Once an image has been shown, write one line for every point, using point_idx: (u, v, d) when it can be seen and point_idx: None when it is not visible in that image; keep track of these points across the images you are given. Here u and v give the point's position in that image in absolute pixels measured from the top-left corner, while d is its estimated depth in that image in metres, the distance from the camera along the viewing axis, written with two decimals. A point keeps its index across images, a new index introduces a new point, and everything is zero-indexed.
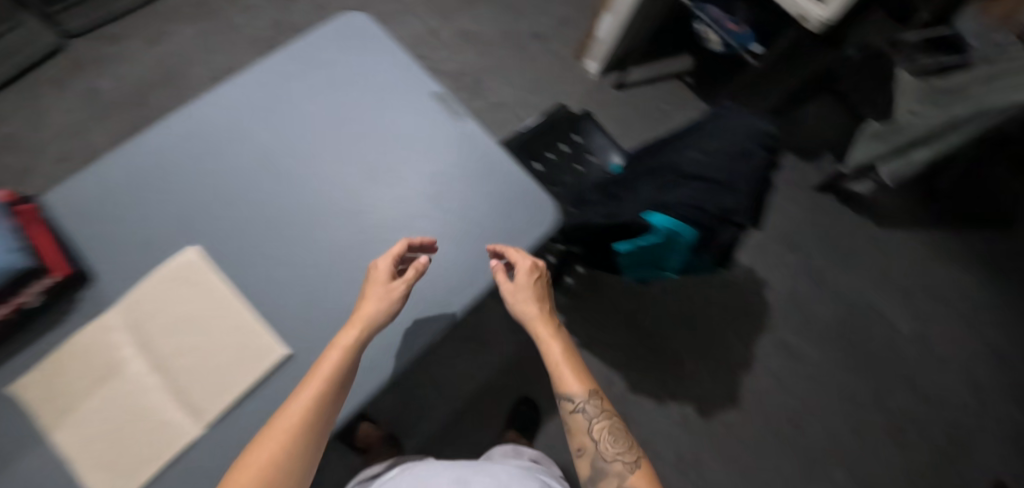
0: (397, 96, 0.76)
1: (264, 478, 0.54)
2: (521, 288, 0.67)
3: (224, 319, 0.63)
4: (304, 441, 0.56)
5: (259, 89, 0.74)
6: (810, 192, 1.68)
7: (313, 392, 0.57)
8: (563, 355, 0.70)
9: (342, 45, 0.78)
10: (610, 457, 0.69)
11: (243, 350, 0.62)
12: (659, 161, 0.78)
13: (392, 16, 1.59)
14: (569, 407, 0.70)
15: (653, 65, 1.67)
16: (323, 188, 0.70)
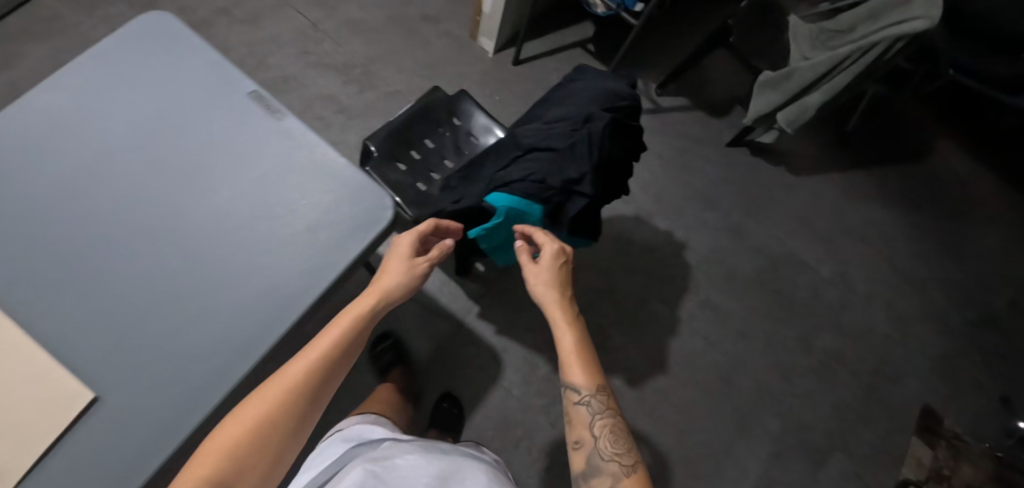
0: (214, 100, 0.72)
1: (259, 428, 0.56)
2: (544, 272, 0.69)
3: (17, 371, 0.56)
4: (302, 398, 0.59)
5: (51, 106, 0.67)
6: (723, 148, 1.67)
7: (329, 346, 0.62)
8: (575, 345, 0.66)
9: (145, 47, 0.72)
10: (608, 456, 0.63)
11: (41, 402, 0.56)
12: (507, 140, 0.76)
13: (270, 11, 1.49)
14: (574, 399, 0.65)
15: (552, 35, 1.61)
16: (136, 207, 0.65)
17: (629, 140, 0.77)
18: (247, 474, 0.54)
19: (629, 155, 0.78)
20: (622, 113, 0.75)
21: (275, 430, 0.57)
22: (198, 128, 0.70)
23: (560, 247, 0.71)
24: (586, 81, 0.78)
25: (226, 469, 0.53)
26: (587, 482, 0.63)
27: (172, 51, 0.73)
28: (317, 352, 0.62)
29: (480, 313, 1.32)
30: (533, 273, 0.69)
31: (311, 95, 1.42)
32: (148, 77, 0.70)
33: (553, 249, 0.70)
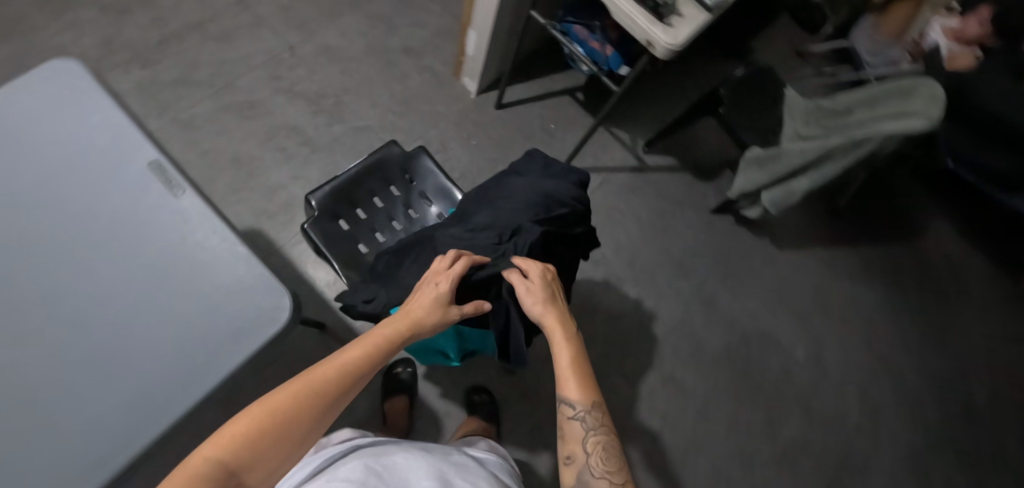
0: (110, 167, 0.67)
1: (276, 423, 0.52)
2: (530, 286, 0.66)
3: None
4: (324, 404, 0.56)
5: None
6: (707, 214, 1.60)
7: (358, 355, 0.60)
8: (569, 361, 0.64)
9: (46, 102, 0.67)
10: (598, 474, 0.60)
11: None
12: (431, 247, 0.76)
13: (244, 30, 1.43)
14: (566, 412, 0.63)
15: (540, 81, 1.55)
16: (23, 277, 0.61)
17: (567, 249, 0.78)
18: (256, 466, 0.51)
19: (570, 262, 0.79)
20: (557, 222, 0.75)
21: (294, 428, 0.53)
22: (89, 197, 0.66)
23: (544, 267, 0.69)
24: (529, 178, 0.79)
25: (240, 454, 0.50)
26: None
27: (72, 108, 0.68)
28: (346, 359, 0.59)
29: (425, 374, 1.26)
30: (517, 282, 0.66)
31: (275, 124, 1.36)
32: (41, 137, 0.66)
33: (537, 268, 0.68)
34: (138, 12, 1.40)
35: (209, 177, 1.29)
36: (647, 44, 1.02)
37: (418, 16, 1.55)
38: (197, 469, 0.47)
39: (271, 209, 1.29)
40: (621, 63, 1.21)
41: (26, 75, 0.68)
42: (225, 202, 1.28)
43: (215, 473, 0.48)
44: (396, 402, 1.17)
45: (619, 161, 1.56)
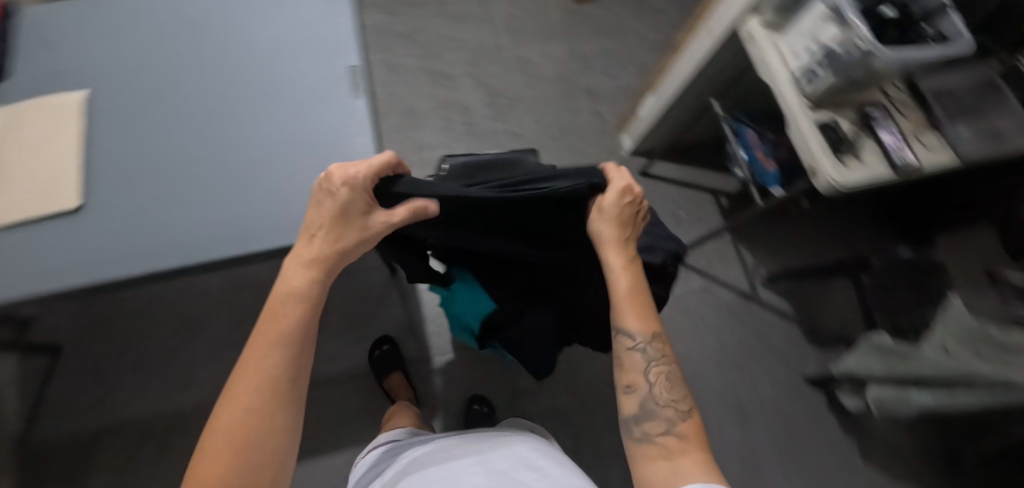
0: (322, 56, 0.84)
1: (239, 441, 0.56)
2: (603, 204, 0.70)
3: (56, 156, 0.74)
4: (275, 400, 0.59)
5: (227, 7, 0.86)
6: (796, 379, 1.43)
7: (285, 342, 0.61)
8: (628, 292, 0.68)
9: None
10: (662, 402, 0.65)
11: (46, 190, 0.72)
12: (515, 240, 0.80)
13: (472, 19, 1.65)
14: (626, 343, 0.68)
15: (692, 170, 1.55)
16: (221, 101, 0.81)
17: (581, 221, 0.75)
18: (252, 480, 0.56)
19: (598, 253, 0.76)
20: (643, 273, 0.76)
21: (261, 435, 0.57)
22: (289, 66, 0.83)
23: (626, 184, 0.71)
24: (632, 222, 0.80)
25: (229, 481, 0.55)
26: (637, 426, 0.65)
27: (324, 7, 0.87)
28: (269, 371, 0.60)
29: (449, 360, 1.28)
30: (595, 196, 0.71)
31: (451, 97, 1.53)
32: (288, 14, 0.87)
33: (620, 184, 0.71)
34: None
35: (382, 113, 1.49)
36: (809, 169, 0.95)
37: (615, 71, 1.68)
38: None
39: (410, 159, 1.45)
40: (777, 182, 1.14)
41: None
42: (382, 137, 1.47)
43: None
44: (394, 378, 1.20)
45: (730, 278, 1.48)
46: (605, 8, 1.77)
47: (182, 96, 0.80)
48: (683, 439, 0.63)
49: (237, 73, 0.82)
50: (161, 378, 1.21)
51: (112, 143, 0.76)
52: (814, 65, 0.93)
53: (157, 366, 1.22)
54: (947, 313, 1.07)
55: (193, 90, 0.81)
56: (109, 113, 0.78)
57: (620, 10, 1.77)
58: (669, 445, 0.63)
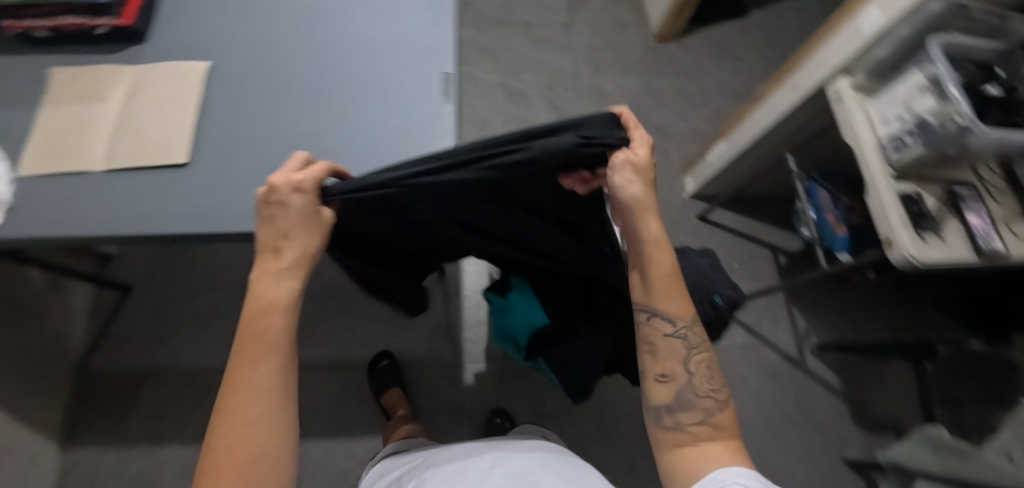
0: (421, 57, 0.86)
1: (241, 460, 0.54)
2: (622, 166, 0.60)
3: (167, 114, 0.77)
4: (270, 415, 0.56)
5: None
6: (837, 460, 1.33)
7: (269, 355, 0.58)
8: (668, 268, 0.66)
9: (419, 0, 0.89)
10: (700, 393, 0.67)
11: (155, 144, 0.75)
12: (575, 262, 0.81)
13: (555, 45, 1.69)
14: (666, 330, 0.68)
15: (753, 223, 1.51)
16: (320, 84, 0.82)
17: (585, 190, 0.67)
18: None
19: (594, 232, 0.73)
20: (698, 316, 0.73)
21: (262, 452, 0.55)
22: (390, 66, 0.84)
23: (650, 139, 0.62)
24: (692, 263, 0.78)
25: None
26: (671, 415, 0.67)
27: (430, 11, 0.89)
28: (262, 382, 0.57)
29: (479, 370, 1.29)
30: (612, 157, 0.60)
31: (523, 115, 1.57)
32: (404, 20, 0.88)
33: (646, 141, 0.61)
34: None
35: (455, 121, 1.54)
36: (886, 240, 0.90)
37: (688, 113, 1.67)
38: None
39: None
40: (846, 248, 1.10)
41: None
42: None
43: None
44: (394, 394, 1.20)
45: (778, 339, 1.42)
46: (687, 50, 1.77)
47: (285, 75, 0.83)
48: (716, 428, 0.66)
49: (335, 65, 0.84)
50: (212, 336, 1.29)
51: (213, 111, 0.78)
52: (902, 133, 0.90)
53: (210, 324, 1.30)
54: (1017, 416, 1.04)
55: (296, 71, 0.83)
56: (218, 82, 0.81)
57: (702, 55, 1.78)
58: (700, 434, 0.66)
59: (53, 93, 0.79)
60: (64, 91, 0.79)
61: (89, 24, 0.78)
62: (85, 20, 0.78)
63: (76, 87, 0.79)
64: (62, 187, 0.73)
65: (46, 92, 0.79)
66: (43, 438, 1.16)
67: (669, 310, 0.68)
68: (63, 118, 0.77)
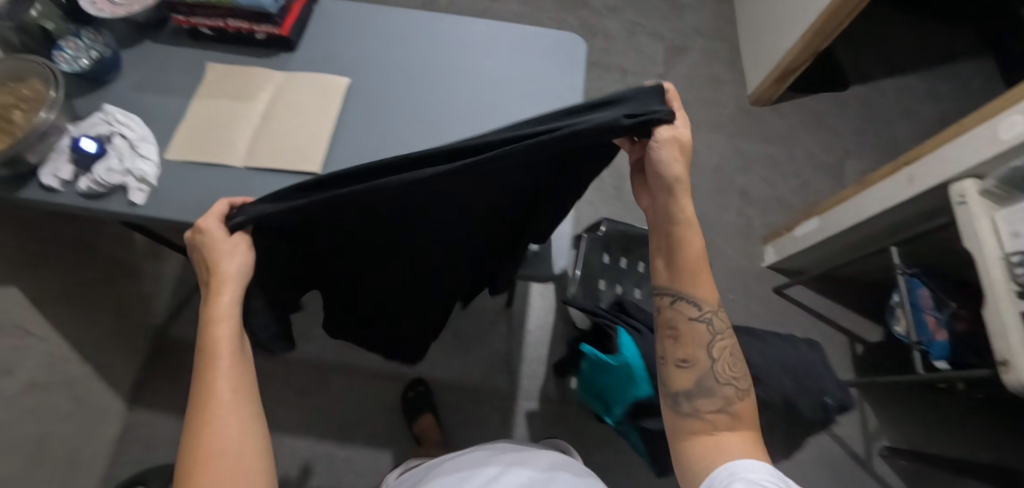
0: (545, 104, 0.89)
1: (222, 463, 0.56)
2: (664, 141, 0.60)
3: (308, 124, 0.83)
4: (239, 420, 0.59)
5: (475, 36, 0.94)
6: None
7: (219, 368, 0.60)
8: (701, 253, 0.68)
9: (551, 51, 0.94)
10: (722, 380, 0.67)
11: (294, 150, 0.80)
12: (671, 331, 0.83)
13: None
14: (690, 314, 0.68)
15: (834, 306, 1.46)
16: (447, 114, 0.86)
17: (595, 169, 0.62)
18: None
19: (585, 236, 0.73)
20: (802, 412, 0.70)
21: (237, 456, 0.57)
22: (508, 103, 0.88)
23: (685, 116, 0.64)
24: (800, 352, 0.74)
25: None
26: (689, 400, 0.66)
27: (561, 62, 0.93)
28: (221, 395, 0.59)
29: (532, 408, 1.27)
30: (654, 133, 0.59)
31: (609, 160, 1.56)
32: (528, 63, 0.92)
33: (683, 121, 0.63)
34: (600, 38, 1.75)
35: None
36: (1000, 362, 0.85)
37: (776, 181, 1.61)
38: None
39: None
40: (945, 355, 1.04)
41: (553, 31, 0.96)
42: None
43: None
44: (424, 422, 1.19)
45: (845, 432, 1.34)
46: (782, 117, 1.72)
47: (416, 101, 0.87)
48: (734, 417, 0.65)
49: (464, 99, 0.88)
50: None
51: (348, 128, 0.83)
52: None
53: None
54: None
55: (426, 99, 0.87)
56: (355, 99, 0.86)
57: (796, 123, 1.72)
58: (720, 422, 0.65)
59: (207, 88, 0.85)
60: (214, 88, 0.85)
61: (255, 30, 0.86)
62: (249, 25, 0.86)
63: (229, 86, 0.85)
64: (204, 176, 0.78)
65: (202, 86, 0.85)
66: (114, 398, 1.21)
67: (693, 292, 0.69)
68: (211, 112, 0.83)
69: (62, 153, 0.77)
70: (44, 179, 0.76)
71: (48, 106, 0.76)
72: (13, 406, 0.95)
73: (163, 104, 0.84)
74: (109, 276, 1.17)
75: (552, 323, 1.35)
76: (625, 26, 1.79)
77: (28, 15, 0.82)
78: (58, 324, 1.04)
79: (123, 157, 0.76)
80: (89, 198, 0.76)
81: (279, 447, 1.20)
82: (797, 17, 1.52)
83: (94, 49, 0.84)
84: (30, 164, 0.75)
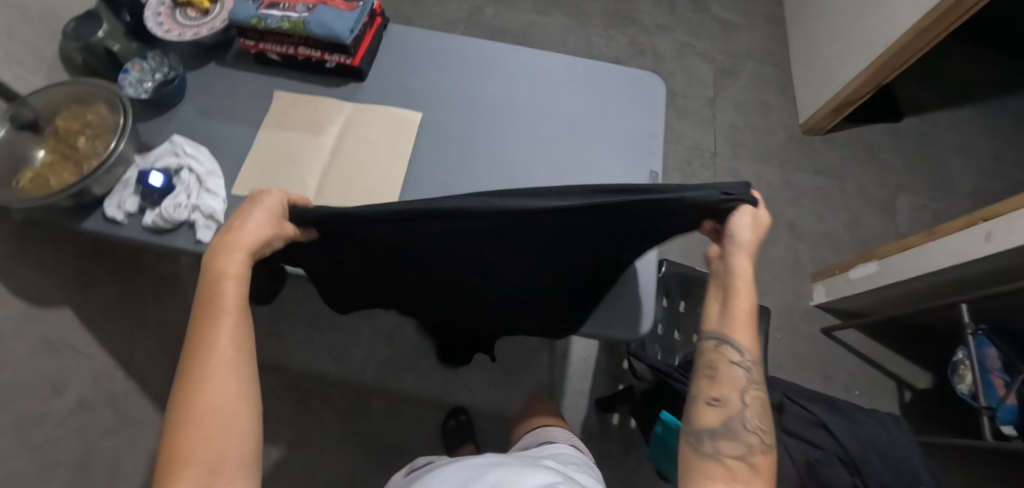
0: (625, 148, 0.86)
1: (209, 421, 0.51)
2: (743, 211, 0.62)
3: (381, 162, 0.80)
4: (235, 377, 0.54)
5: (551, 70, 0.91)
6: None
7: (222, 320, 0.56)
8: (749, 312, 0.64)
9: (630, 90, 0.91)
10: (749, 427, 0.60)
11: (367, 190, 0.78)
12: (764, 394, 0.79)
13: (699, 119, 1.63)
14: (732, 358, 0.63)
15: (883, 350, 1.42)
16: (523, 155, 0.83)
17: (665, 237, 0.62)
18: (228, 461, 0.51)
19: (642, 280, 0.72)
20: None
21: (229, 417, 0.52)
22: (586, 146, 0.85)
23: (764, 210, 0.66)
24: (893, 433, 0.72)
25: (201, 467, 0.49)
26: (712, 440, 0.59)
27: (641, 104, 0.90)
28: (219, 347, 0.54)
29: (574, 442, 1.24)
30: (735, 208, 0.62)
31: None
32: (607, 105, 0.89)
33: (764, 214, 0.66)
34: (649, 58, 1.70)
35: None
36: None
37: (826, 214, 1.56)
38: None
39: None
40: (1012, 420, 1.01)
41: (632, 70, 0.93)
42: None
43: None
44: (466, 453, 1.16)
45: None
46: (834, 147, 1.64)
47: (490, 138, 0.84)
48: (754, 469, 0.58)
49: (540, 139, 0.85)
50: (317, 348, 1.29)
51: (422, 165, 0.81)
52: None
53: (317, 337, 1.30)
54: None
55: (501, 136, 0.84)
56: (428, 133, 0.83)
57: (848, 153, 1.65)
58: (738, 471, 0.57)
59: (275, 118, 0.82)
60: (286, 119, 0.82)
61: (327, 59, 0.83)
62: (320, 53, 0.83)
63: (298, 117, 0.82)
64: None
65: (270, 116, 0.82)
66: None
67: (740, 340, 0.63)
68: (283, 144, 0.80)
69: (126, 185, 0.75)
70: (109, 211, 0.73)
71: (119, 136, 0.74)
72: (58, 426, 0.94)
73: (228, 134, 0.81)
74: (151, 292, 1.14)
75: (595, 355, 1.32)
76: (674, 45, 1.73)
77: (95, 37, 0.78)
78: (106, 342, 1.03)
79: (191, 192, 0.74)
80: (155, 232, 0.74)
81: (318, 470, 1.19)
82: (860, 48, 1.47)
83: (159, 72, 0.82)
84: (95, 195, 0.73)
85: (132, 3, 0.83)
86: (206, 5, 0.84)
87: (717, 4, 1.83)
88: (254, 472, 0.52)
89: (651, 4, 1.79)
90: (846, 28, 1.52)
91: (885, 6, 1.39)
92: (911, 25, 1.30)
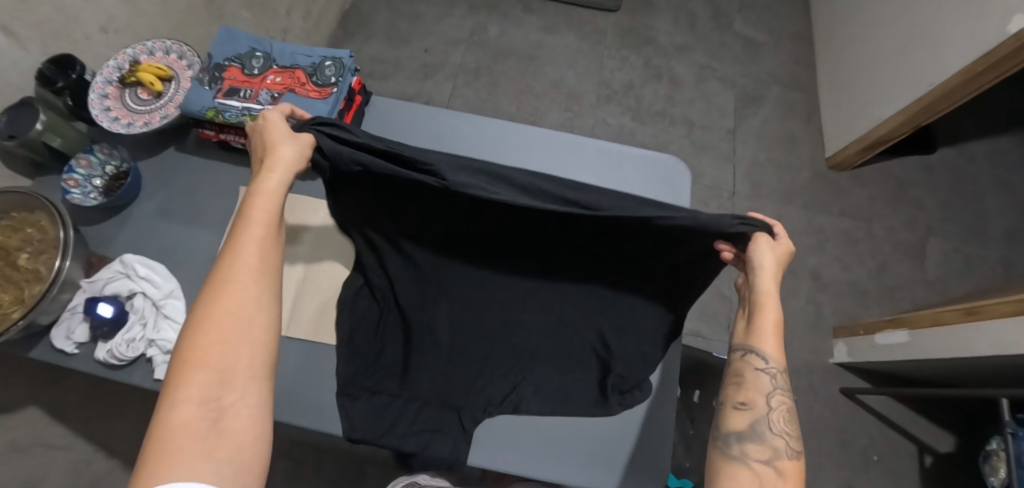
0: None
1: (223, 333, 0.52)
2: (761, 241, 0.58)
3: None
4: (259, 293, 0.55)
5: (555, 150, 0.83)
6: None
7: (252, 234, 0.56)
8: (776, 325, 0.60)
9: (645, 174, 0.82)
10: (776, 430, 0.57)
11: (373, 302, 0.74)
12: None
13: (718, 153, 1.51)
14: (758, 365, 0.59)
15: (906, 412, 1.33)
16: None
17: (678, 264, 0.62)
18: (236, 375, 0.51)
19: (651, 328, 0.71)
20: None
21: (245, 331, 0.53)
22: None
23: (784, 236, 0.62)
24: None
25: (210, 376, 0.50)
26: (738, 444, 0.57)
27: (656, 191, 0.81)
28: (245, 261, 0.55)
29: None
30: (755, 233, 0.58)
31: None
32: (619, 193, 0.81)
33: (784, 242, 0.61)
34: (666, 83, 1.56)
35: None
36: None
37: (851, 261, 1.45)
38: (189, 412, 0.48)
39: None
40: None
41: (647, 148, 0.85)
42: None
43: (204, 407, 0.49)
44: None
45: None
46: (862, 185, 1.52)
47: None
48: (782, 476, 0.56)
49: None
50: None
51: None
52: None
53: None
54: None
55: None
56: None
57: (879, 191, 1.52)
58: (766, 478, 0.55)
59: None
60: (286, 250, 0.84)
61: None
62: None
63: None
64: None
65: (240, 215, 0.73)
66: None
67: (768, 348, 0.60)
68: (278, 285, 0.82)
69: (74, 311, 0.66)
70: (57, 344, 0.65)
71: (63, 254, 0.64)
72: None
73: (190, 240, 0.72)
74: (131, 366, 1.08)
75: None
76: (693, 68, 1.58)
77: (33, 131, 0.67)
78: (80, 428, 0.98)
79: (147, 322, 0.65)
80: (109, 366, 0.66)
81: None
82: (900, 83, 1.33)
83: (110, 164, 0.73)
84: (41, 325, 0.65)
85: (75, 82, 0.72)
86: (158, 87, 0.73)
87: (740, 20, 1.67)
88: (265, 384, 0.53)
89: (669, 21, 1.64)
90: (884, 59, 1.38)
91: (931, 41, 1.25)
92: (962, 67, 1.16)
